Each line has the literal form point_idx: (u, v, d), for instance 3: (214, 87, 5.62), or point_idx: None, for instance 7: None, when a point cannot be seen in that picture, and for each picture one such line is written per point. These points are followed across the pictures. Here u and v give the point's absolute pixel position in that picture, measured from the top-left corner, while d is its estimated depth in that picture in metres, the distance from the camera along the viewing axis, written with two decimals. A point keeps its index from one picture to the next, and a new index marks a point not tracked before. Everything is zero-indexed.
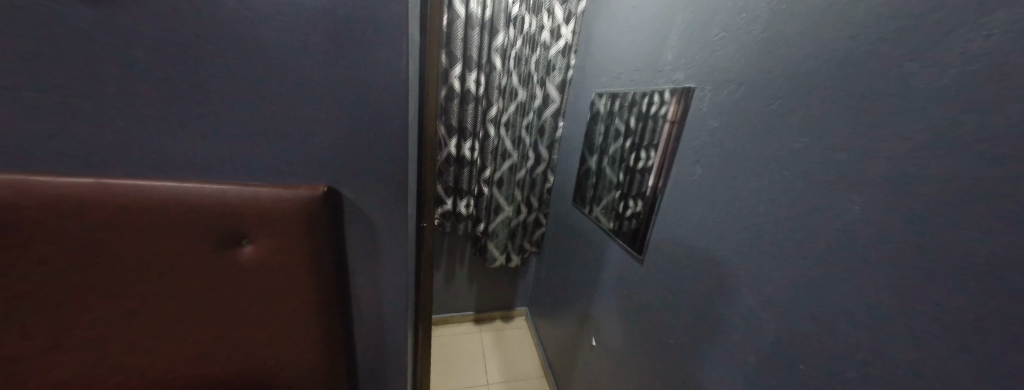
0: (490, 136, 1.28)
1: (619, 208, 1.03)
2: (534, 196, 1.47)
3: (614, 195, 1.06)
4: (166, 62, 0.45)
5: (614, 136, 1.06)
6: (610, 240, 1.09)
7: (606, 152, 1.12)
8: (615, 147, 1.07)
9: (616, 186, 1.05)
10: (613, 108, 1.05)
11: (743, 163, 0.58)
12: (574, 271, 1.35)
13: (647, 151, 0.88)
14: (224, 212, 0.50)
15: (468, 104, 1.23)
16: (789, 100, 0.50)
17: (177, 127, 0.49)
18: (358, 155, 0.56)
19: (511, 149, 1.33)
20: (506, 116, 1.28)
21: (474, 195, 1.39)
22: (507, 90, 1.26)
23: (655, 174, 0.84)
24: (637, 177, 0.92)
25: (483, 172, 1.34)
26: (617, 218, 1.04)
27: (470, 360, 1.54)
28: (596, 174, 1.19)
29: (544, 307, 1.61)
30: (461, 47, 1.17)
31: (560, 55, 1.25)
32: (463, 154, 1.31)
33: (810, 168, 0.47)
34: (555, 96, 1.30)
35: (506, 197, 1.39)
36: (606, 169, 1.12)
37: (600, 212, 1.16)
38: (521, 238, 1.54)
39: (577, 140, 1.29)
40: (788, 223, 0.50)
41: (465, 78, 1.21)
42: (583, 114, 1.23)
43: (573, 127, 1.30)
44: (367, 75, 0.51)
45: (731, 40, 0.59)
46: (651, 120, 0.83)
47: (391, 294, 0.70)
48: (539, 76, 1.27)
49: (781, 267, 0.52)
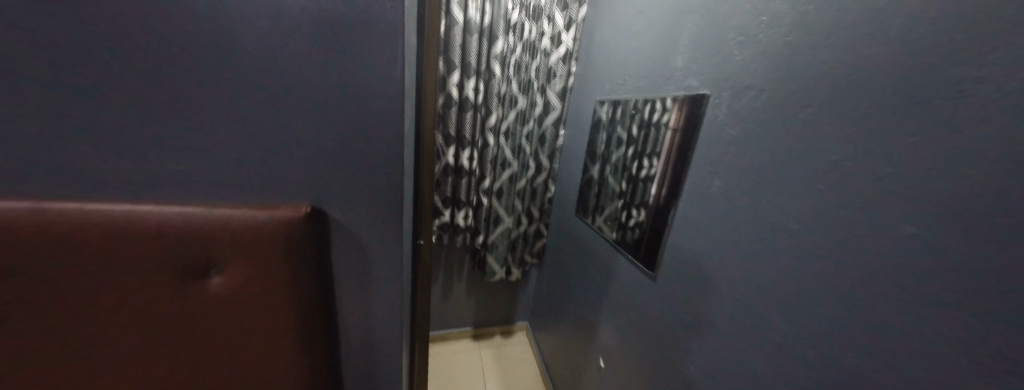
0: (489, 145, 1.24)
1: (623, 218, 0.98)
2: (535, 206, 1.42)
3: (617, 205, 1.02)
4: (115, 66, 0.40)
5: (616, 144, 1.03)
6: (616, 253, 1.03)
7: (608, 160, 1.09)
8: (617, 155, 1.03)
9: (619, 196, 1.01)
10: (616, 116, 1.02)
11: (760, 173, 0.54)
12: (577, 283, 1.29)
13: (649, 159, 0.85)
14: (191, 238, 0.44)
15: (466, 113, 1.18)
16: (812, 108, 0.46)
17: (134, 138, 0.43)
18: (340, 169, 0.50)
19: (511, 158, 1.28)
20: (506, 124, 1.24)
21: (472, 206, 1.34)
22: (507, 98, 1.22)
23: (658, 181, 0.81)
24: (640, 185, 0.89)
25: (482, 182, 1.29)
26: (620, 228, 1.00)
27: (468, 377, 1.47)
28: (599, 183, 1.15)
29: (546, 321, 1.54)
30: (459, 54, 1.13)
31: (561, 62, 1.22)
32: (462, 164, 1.26)
33: (841, 183, 0.42)
34: (556, 103, 1.27)
35: (506, 207, 1.34)
36: (608, 177, 1.08)
37: (603, 222, 1.11)
38: (522, 250, 1.48)
39: (579, 149, 1.25)
40: (816, 243, 0.45)
41: (463, 86, 1.17)
42: (585, 122, 1.20)
43: (574, 136, 1.27)
44: (349, 81, 0.46)
45: (748, 44, 0.55)
46: (654, 128, 0.81)
47: (382, 320, 0.64)
48: (540, 84, 1.24)
49: (798, 284, 0.48)
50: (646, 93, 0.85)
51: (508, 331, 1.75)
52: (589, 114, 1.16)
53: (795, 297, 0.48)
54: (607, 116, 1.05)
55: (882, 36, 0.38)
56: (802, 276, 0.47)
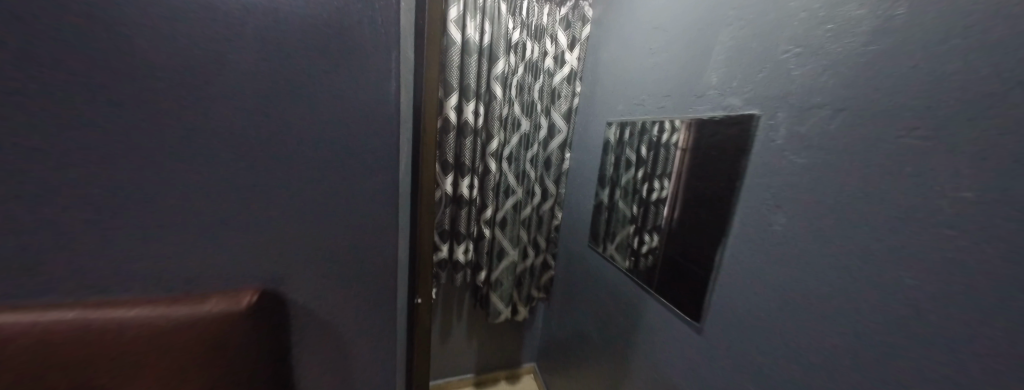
0: (491, 171, 1.13)
1: (645, 249, 0.88)
2: (541, 236, 1.30)
3: (632, 232, 0.94)
4: (32, 97, 0.32)
5: (625, 167, 0.97)
6: (638, 289, 0.92)
7: (617, 183, 1.01)
8: (626, 178, 0.97)
9: (631, 220, 0.94)
10: (624, 137, 0.96)
11: (797, 197, 0.49)
12: (587, 315, 1.20)
13: (659, 181, 0.83)
14: (88, 348, 0.37)
15: (465, 138, 1.08)
16: (868, 125, 0.40)
17: (49, 181, 0.34)
18: (330, 207, 0.45)
19: (515, 185, 1.18)
20: (508, 148, 1.14)
21: (473, 239, 1.21)
22: (509, 121, 1.13)
23: (669, 205, 0.79)
24: (652, 209, 0.86)
25: (484, 212, 1.17)
26: (632, 255, 0.94)
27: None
28: (608, 208, 1.06)
29: (557, 362, 1.39)
30: (457, 75, 1.05)
31: (566, 82, 1.15)
32: (461, 193, 1.13)
33: (958, 222, 0.32)
34: (562, 125, 1.18)
35: (511, 239, 1.22)
36: (621, 202, 1.00)
37: (615, 250, 1.03)
38: (528, 284, 1.34)
39: (584, 171, 1.17)
40: (933, 298, 0.34)
41: (462, 109, 1.07)
42: (593, 145, 1.11)
43: (580, 158, 1.19)
44: (339, 109, 0.42)
45: (808, 57, 0.47)
46: (663, 149, 0.79)
47: (367, 374, 0.56)
48: (544, 105, 1.16)
49: (840, 311, 0.43)
50: (664, 112, 0.79)
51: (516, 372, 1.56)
52: (598, 135, 1.09)
53: (835, 325, 0.44)
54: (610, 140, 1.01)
55: (1006, 26, 0.29)
56: (848, 303, 0.42)
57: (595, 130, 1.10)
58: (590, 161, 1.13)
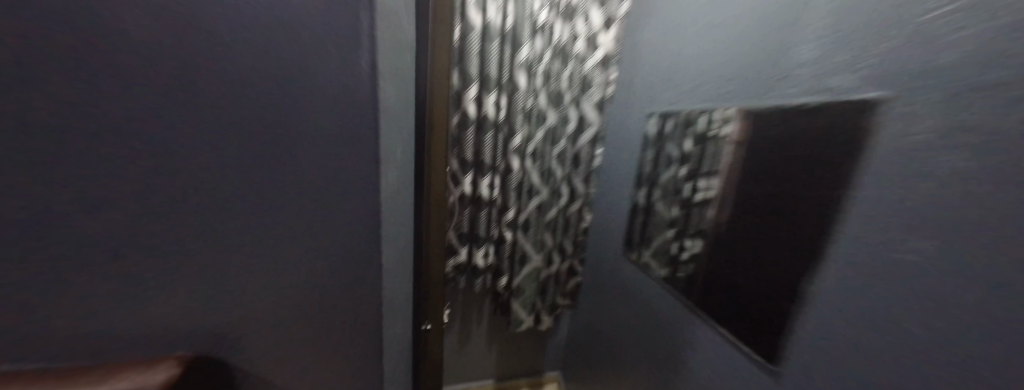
0: (514, 169, 1.03)
1: (687, 263, 0.75)
2: (567, 240, 1.19)
3: (670, 240, 0.81)
4: None
5: (665, 165, 0.83)
6: (680, 305, 0.80)
7: (656, 183, 0.88)
8: (665, 176, 0.83)
9: (670, 226, 0.81)
10: (665, 130, 0.83)
11: (933, 218, 0.34)
12: (619, 329, 1.07)
13: (700, 179, 0.70)
14: None
15: (486, 133, 0.98)
16: None
17: None
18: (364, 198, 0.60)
19: (539, 185, 1.08)
20: (533, 144, 1.04)
21: (494, 242, 1.12)
22: (534, 114, 1.02)
23: (712, 207, 0.66)
24: (693, 212, 0.73)
25: (505, 214, 1.09)
26: (670, 264, 0.82)
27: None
28: (644, 211, 0.93)
29: (584, 375, 1.28)
30: (477, 63, 0.94)
31: (599, 68, 1.01)
32: (481, 194, 1.05)
33: None
34: (594, 118, 1.05)
35: (534, 243, 1.13)
36: (659, 206, 0.86)
37: (651, 258, 0.91)
38: (552, 291, 1.24)
39: (618, 169, 1.06)
40: None
41: (483, 101, 0.97)
42: (629, 140, 1.00)
43: (614, 154, 1.07)
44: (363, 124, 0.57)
45: (975, 10, 0.31)
46: (708, 142, 0.67)
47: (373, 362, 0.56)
48: (573, 95, 1.03)
49: (915, 348, 0.36)
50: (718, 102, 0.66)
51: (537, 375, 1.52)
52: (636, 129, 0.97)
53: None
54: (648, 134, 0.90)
55: None
56: (924, 341, 0.35)
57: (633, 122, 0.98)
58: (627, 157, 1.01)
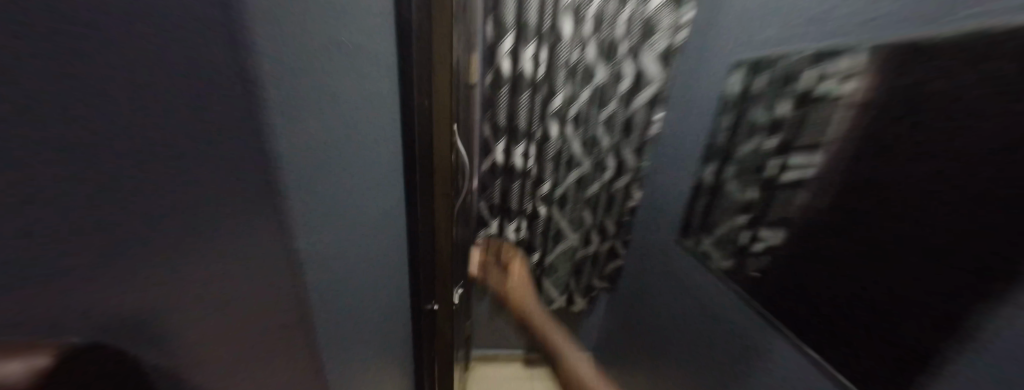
0: (552, 136, 0.92)
1: (754, 258, 0.61)
2: (610, 219, 1.06)
3: (739, 229, 0.66)
4: None
5: (747, 133, 0.67)
6: (743, 305, 0.66)
7: (732, 156, 0.71)
8: (747, 149, 0.67)
9: (741, 211, 0.66)
10: (756, 87, 0.65)
11: None
12: (665, 321, 0.95)
13: (796, 152, 0.53)
14: None
15: (522, 94, 0.86)
16: None
17: None
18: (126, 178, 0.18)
19: (581, 156, 0.95)
20: (576, 107, 0.89)
21: (527, 216, 1.05)
22: (579, 70, 0.86)
23: (808, 191, 0.50)
24: (777, 195, 0.56)
25: (540, 186, 1.00)
26: (735, 255, 0.67)
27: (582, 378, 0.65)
28: (712, 191, 0.77)
29: (619, 361, 1.21)
30: (514, 7, 0.80)
31: (669, 6, 0.79)
32: (514, 163, 0.96)
33: None
34: (657, 73, 0.85)
35: (571, 219, 1.04)
36: (732, 186, 0.70)
37: (712, 246, 0.75)
38: (589, 272, 1.15)
39: (679, 141, 0.89)
40: None
41: (519, 55, 0.84)
42: (700, 105, 0.81)
43: (678, 123, 0.89)
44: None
45: None
46: (817, 103, 0.50)
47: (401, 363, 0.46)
48: (631, 44, 0.84)
49: None
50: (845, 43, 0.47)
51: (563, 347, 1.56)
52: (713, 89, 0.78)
53: None
54: (727, 99, 0.72)
55: None
56: None
57: (708, 82, 0.79)
58: (694, 126, 0.83)
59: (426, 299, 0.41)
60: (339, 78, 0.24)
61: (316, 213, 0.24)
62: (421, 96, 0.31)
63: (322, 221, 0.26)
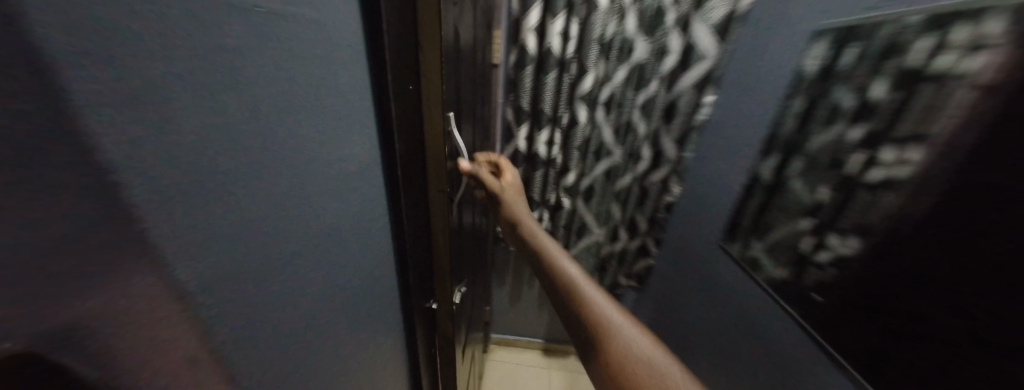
0: (580, 122, 0.83)
1: (813, 268, 0.54)
2: (642, 215, 0.96)
3: (802, 235, 0.58)
4: None
5: (823, 121, 0.56)
6: (801, 326, 0.56)
7: (802, 149, 0.60)
8: (821, 141, 0.56)
9: (807, 214, 0.57)
10: (840, 64, 0.53)
11: None
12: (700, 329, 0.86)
13: (891, 146, 0.43)
14: None
15: (548, 74, 0.79)
16: None
17: None
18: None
19: (612, 144, 0.85)
20: (609, 89, 0.80)
21: (550, 207, 0.99)
22: (615, 45, 0.76)
23: (903, 194, 0.40)
24: (859, 197, 0.47)
25: (565, 176, 0.93)
26: (797, 264, 0.58)
27: (653, 366, 0.31)
28: (772, 189, 0.67)
29: None
30: None
31: None
32: (537, 151, 0.89)
33: None
34: (711, 46, 0.71)
35: (598, 213, 0.97)
36: (797, 185, 0.60)
37: (766, 252, 0.67)
38: (615, 269, 1.08)
39: (731, 130, 0.77)
40: None
41: (546, 30, 0.75)
42: (765, 87, 0.69)
43: (732, 109, 0.76)
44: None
45: None
46: (929, 83, 0.39)
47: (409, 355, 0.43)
48: (680, 13, 0.71)
49: None
50: (979, 1, 0.35)
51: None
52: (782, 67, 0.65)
53: None
54: (801, 81, 0.60)
55: None
56: None
57: (775, 59, 0.66)
58: (752, 113, 0.72)
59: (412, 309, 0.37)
60: (303, 64, 0.19)
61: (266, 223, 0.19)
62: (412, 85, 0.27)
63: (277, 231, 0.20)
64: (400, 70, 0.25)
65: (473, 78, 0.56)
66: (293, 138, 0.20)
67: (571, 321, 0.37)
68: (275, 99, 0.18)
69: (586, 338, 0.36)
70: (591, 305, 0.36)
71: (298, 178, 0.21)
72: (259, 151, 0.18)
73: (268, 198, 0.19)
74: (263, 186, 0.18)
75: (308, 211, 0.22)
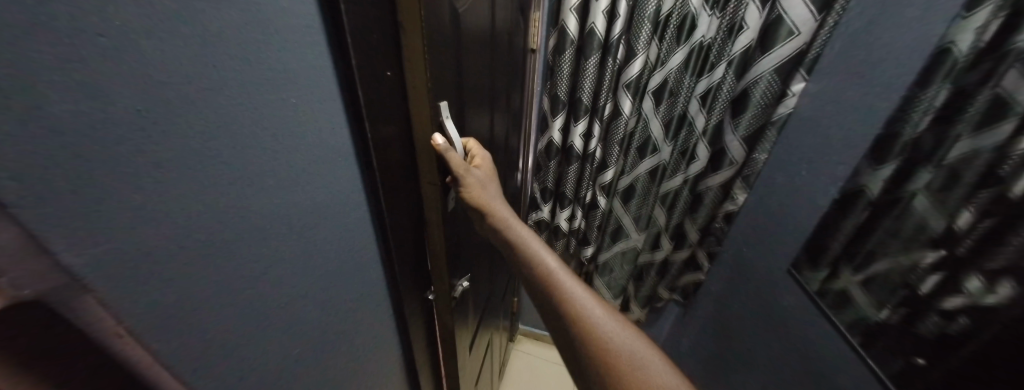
0: (623, 113, 0.75)
1: (933, 317, 0.43)
2: (692, 225, 0.82)
3: (923, 272, 0.45)
4: None
5: (973, 123, 0.40)
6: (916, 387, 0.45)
7: (932, 159, 0.45)
8: (963, 150, 0.41)
9: (933, 247, 0.44)
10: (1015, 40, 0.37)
11: None
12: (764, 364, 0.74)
13: None
14: None
15: (588, 59, 0.71)
16: None
17: None
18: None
19: (660, 140, 0.75)
20: (661, 75, 0.69)
21: (584, 205, 0.93)
22: (672, 23, 0.64)
23: None
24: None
25: (602, 173, 0.85)
26: (915, 311, 0.45)
27: (650, 377, 0.28)
28: (877, 209, 0.52)
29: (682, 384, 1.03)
30: None
31: None
32: (572, 144, 0.82)
33: None
34: (807, 19, 0.52)
35: (638, 216, 0.87)
36: (920, 207, 0.46)
37: (863, 290, 0.53)
38: (656, 280, 0.97)
39: (823, 127, 0.61)
40: None
41: (589, 8, 0.67)
42: (883, 74, 0.52)
43: (826, 101, 0.60)
44: None
45: None
46: None
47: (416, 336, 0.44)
48: None
49: None
50: None
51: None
52: (912, 47, 0.49)
53: None
54: (942, 66, 0.44)
55: None
56: None
57: (901, 36, 0.50)
58: (862, 108, 0.56)
59: (405, 296, 0.39)
60: (290, 58, 0.19)
61: (256, 213, 0.20)
62: (395, 74, 0.27)
63: (271, 219, 0.22)
64: (379, 61, 0.24)
65: (499, 66, 0.53)
66: (272, 123, 0.20)
67: (557, 330, 0.34)
68: (253, 83, 0.18)
69: (574, 349, 0.32)
70: (578, 313, 0.32)
71: (288, 172, 0.22)
72: (236, 135, 0.18)
73: (244, 181, 0.19)
74: (241, 171, 0.18)
75: (291, 201, 0.23)
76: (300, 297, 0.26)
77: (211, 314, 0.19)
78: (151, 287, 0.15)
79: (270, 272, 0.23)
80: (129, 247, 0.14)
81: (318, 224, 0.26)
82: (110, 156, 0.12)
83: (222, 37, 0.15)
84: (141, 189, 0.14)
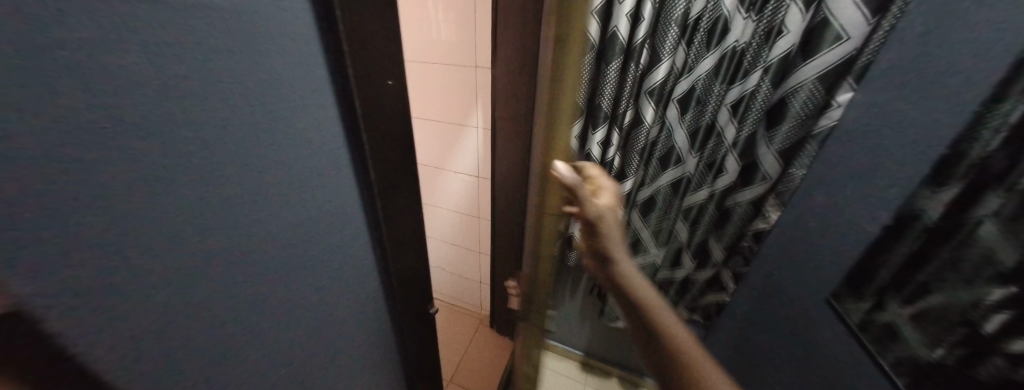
0: (645, 122, 0.70)
1: (997, 360, 0.39)
2: (717, 243, 0.76)
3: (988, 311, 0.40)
4: None
5: None
6: None
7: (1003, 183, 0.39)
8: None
9: (999, 283, 0.39)
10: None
11: None
12: None
13: None
14: None
15: (609, 64, 0.68)
16: None
17: None
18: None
19: (685, 150, 0.70)
20: (688, 82, 0.64)
21: None
22: (702, 28, 0.60)
23: None
24: None
25: (620, 183, 0.80)
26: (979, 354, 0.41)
27: None
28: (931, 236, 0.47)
29: None
30: None
31: None
32: (589, 153, 0.79)
33: None
34: (858, 22, 0.47)
35: (657, 230, 0.82)
36: (987, 236, 0.40)
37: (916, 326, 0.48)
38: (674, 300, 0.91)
39: (867, 143, 0.55)
40: None
41: (611, 11, 0.64)
42: (941, 90, 0.47)
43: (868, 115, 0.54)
44: None
45: None
46: None
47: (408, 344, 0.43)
48: None
49: None
50: None
51: (636, 372, 1.36)
52: (986, 58, 0.43)
53: None
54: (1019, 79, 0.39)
55: None
56: None
57: (967, 46, 0.44)
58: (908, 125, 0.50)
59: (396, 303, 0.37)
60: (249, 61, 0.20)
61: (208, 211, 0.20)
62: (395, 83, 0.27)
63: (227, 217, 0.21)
64: (375, 70, 0.24)
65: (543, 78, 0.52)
66: (235, 126, 0.20)
67: None
68: (205, 85, 0.18)
69: None
70: None
71: (248, 173, 0.22)
72: (209, 133, 0.19)
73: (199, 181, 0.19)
74: (198, 169, 0.19)
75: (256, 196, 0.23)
76: (288, 293, 0.27)
77: (191, 305, 0.20)
78: (100, 276, 0.16)
79: (251, 267, 0.24)
80: (89, 243, 0.15)
81: (307, 226, 0.27)
82: (66, 154, 0.13)
83: (191, 42, 0.17)
84: (97, 181, 0.15)
